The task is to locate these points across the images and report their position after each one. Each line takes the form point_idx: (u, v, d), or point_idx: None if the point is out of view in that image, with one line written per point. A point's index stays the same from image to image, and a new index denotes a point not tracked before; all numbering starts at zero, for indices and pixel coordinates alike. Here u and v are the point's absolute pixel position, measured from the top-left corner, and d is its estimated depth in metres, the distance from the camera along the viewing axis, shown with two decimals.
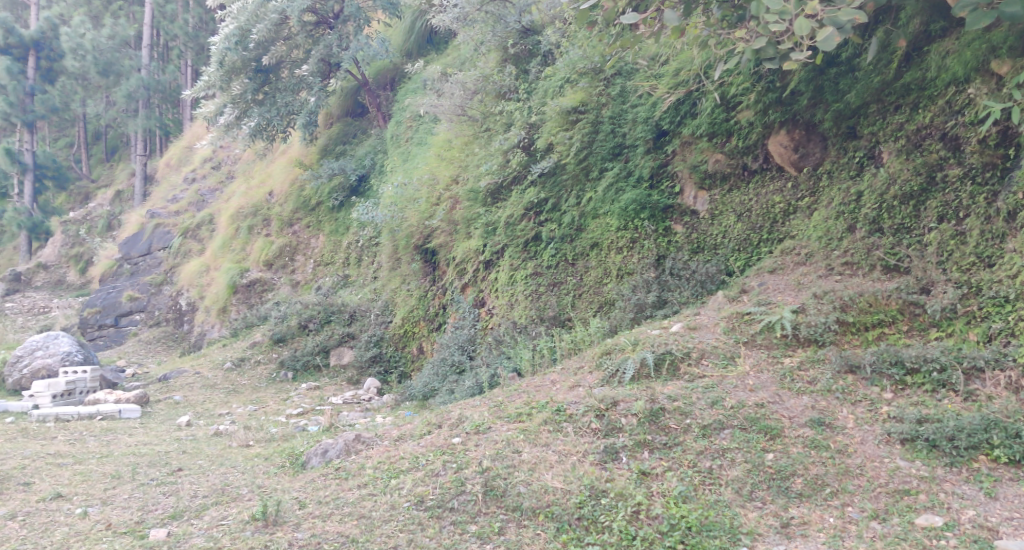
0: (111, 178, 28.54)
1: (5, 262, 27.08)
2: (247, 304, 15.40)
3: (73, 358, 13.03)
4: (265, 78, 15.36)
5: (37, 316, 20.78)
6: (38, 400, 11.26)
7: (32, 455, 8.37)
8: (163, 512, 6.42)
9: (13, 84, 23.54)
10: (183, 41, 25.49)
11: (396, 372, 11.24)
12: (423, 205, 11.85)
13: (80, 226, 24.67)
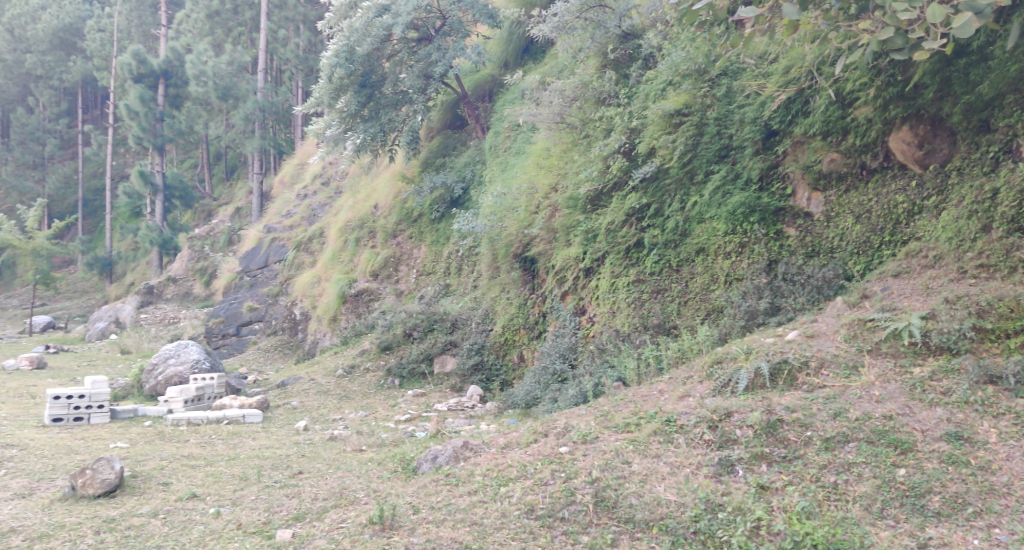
0: (231, 196, 29.71)
1: (137, 276, 28.73)
2: (356, 314, 15.72)
3: (201, 366, 13.64)
4: (370, 93, 15.62)
5: (166, 325, 21.91)
6: (172, 405, 11.85)
7: (168, 457, 8.75)
8: (288, 513, 6.60)
9: (145, 112, 25.49)
10: (294, 63, 26.35)
11: (498, 380, 11.28)
12: (522, 213, 11.89)
13: (204, 241, 25.68)
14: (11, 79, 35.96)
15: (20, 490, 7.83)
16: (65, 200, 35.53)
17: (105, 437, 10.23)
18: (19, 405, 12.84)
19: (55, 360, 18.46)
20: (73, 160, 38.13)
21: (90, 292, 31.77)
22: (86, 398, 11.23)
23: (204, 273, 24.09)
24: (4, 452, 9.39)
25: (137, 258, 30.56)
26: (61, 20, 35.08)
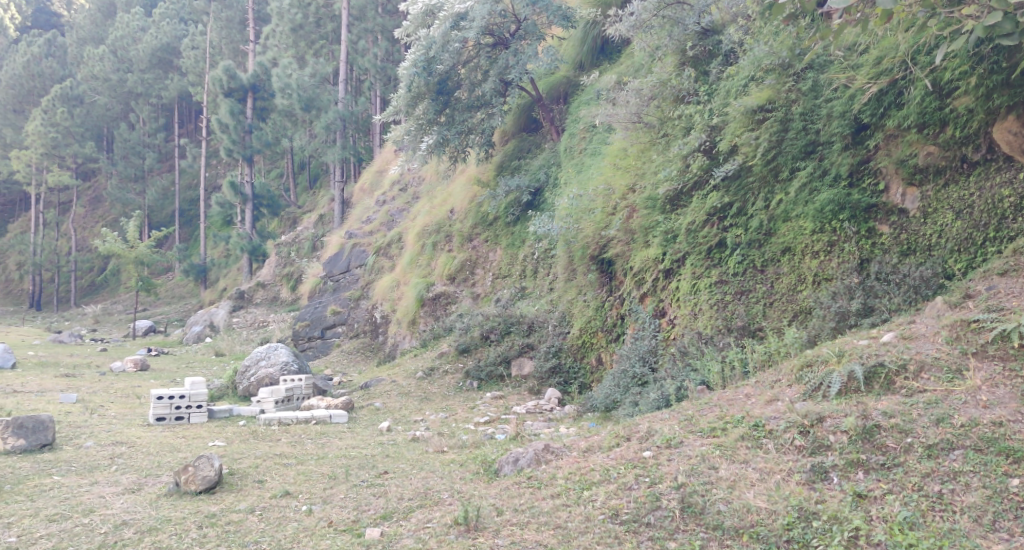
0: (314, 203, 30.35)
1: (229, 282, 29.70)
2: (434, 316, 15.81)
3: (291, 367, 13.92)
4: (446, 99, 15.83)
5: (256, 329, 22.55)
6: (263, 405, 12.22)
7: (262, 455, 9.09)
8: (375, 512, 6.84)
9: (235, 124, 26.85)
10: (373, 73, 26.76)
11: (576, 383, 11.20)
12: (599, 215, 11.72)
13: (290, 248, 26.40)
14: (114, 96, 37.42)
15: (128, 485, 8.28)
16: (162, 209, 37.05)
17: (203, 436, 10.65)
18: (123, 404, 13.44)
19: (155, 362, 19.28)
20: (169, 173, 39.79)
21: (185, 298, 33.02)
22: (186, 398, 11.75)
23: (291, 278, 24.70)
24: (113, 450, 9.89)
25: (228, 264, 31.63)
26: (160, 40, 36.72)
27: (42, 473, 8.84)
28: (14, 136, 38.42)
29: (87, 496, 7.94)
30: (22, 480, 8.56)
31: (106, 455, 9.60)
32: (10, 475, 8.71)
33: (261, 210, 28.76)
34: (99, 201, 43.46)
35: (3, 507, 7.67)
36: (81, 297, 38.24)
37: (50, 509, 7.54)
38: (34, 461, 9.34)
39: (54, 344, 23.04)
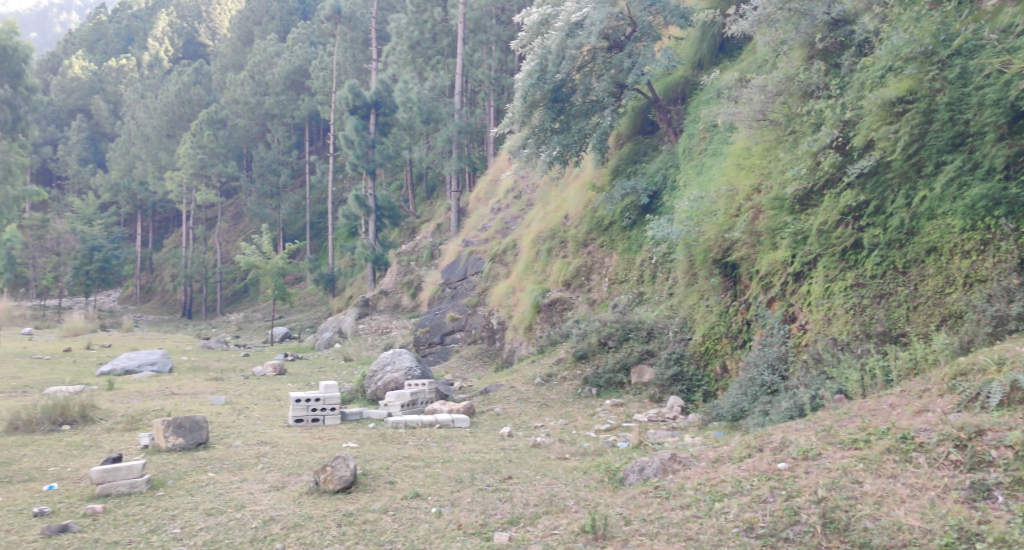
0: (432, 212, 30.86)
1: (355, 290, 30.64)
2: (550, 323, 15.70)
3: (415, 373, 14.22)
4: (561, 107, 15.91)
5: (379, 335, 23.17)
6: (390, 409, 12.63)
7: (392, 457, 9.80)
8: (503, 517, 7.40)
9: (360, 140, 27.89)
10: (487, 84, 26.94)
11: (699, 391, 10.87)
12: (721, 217, 11.38)
13: (409, 256, 26.92)
14: (253, 118, 39.96)
15: (274, 482, 9.05)
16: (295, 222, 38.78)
17: (337, 437, 11.22)
18: (266, 406, 14.06)
19: (292, 366, 20.09)
20: (300, 188, 41.50)
21: (316, 306, 34.28)
22: (321, 401, 12.26)
23: (411, 286, 25.19)
24: (258, 449, 10.63)
25: (354, 273, 32.63)
26: (293, 63, 38.50)
27: (199, 469, 9.69)
28: (167, 158, 40.98)
29: (238, 492, 8.73)
30: (182, 475, 9.41)
31: (252, 455, 10.34)
32: (172, 471, 9.61)
33: (383, 220, 29.58)
34: (240, 217, 46.17)
35: (168, 501, 8.52)
36: (227, 305, 40.44)
37: (208, 504, 8.35)
38: (192, 458, 10.19)
39: (203, 349, 24.33)
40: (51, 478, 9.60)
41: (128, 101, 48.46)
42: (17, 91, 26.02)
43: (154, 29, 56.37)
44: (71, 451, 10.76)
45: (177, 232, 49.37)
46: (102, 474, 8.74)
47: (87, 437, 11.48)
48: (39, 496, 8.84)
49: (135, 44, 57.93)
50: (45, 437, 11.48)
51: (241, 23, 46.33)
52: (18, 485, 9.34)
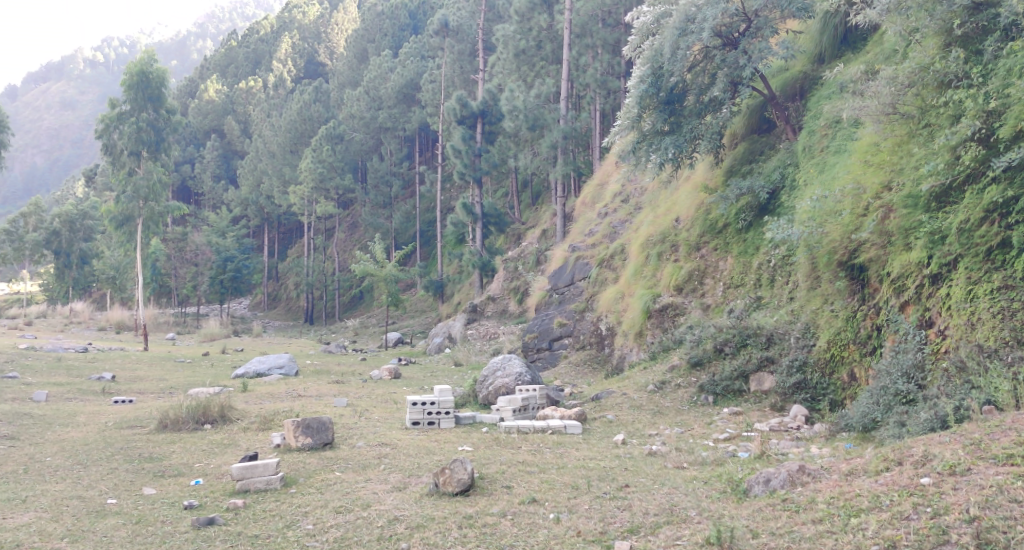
0: (537, 218, 30.82)
1: (464, 296, 30.96)
2: (662, 328, 15.35)
3: (525, 378, 14.20)
4: (672, 109, 15.61)
5: (488, 341, 23.31)
6: (503, 413, 12.66)
7: (507, 461, 9.77)
8: (623, 526, 7.30)
9: (466, 149, 28.26)
10: (593, 88, 26.58)
11: (825, 400, 10.33)
12: (847, 217, 10.84)
13: (516, 262, 26.99)
14: (368, 132, 41.01)
15: (396, 483, 9.28)
16: (406, 231, 39.56)
17: (453, 440, 11.37)
18: (385, 409, 14.28)
19: (406, 371, 20.40)
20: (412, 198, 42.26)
21: (427, 311, 34.85)
22: (437, 404, 12.40)
23: (518, 291, 25.27)
24: (379, 450, 10.86)
25: (462, 279, 32.94)
26: (405, 77, 39.42)
27: (326, 468, 10.04)
28: (290, 173, 42.59)
29: (363, 491, 9.01)
30: (312, 474, 9.81)
31: (375, 455, 10.60)
32: (302, 469, 10.02)
33: (491, 227, 29.74)
34: (355, 227, 47.54)
35: (300, 497, 8.94)
36: (344, 310, 41.66)
37: (336, 502, 8.69)
38: (319, 457, 10.54)
39: (325, 353, 25.20)
40: (197, 473, 10.17)
41: (256, 120, 50.74)
42: (158, 114, 27.40)
43: (278, 51, 58.66)
44: (213, 449, 11.25)
45: (299, 243, 51.34)
46: (242, 471, 9.35)
47: (226, 436, 11.95)
48: (188, 490, 9.47)
49: (262, 65, 60.48)
50: (189, 435, 12.04)
51: (356, 41, 47.50)
52: (168, 479, 9.95)
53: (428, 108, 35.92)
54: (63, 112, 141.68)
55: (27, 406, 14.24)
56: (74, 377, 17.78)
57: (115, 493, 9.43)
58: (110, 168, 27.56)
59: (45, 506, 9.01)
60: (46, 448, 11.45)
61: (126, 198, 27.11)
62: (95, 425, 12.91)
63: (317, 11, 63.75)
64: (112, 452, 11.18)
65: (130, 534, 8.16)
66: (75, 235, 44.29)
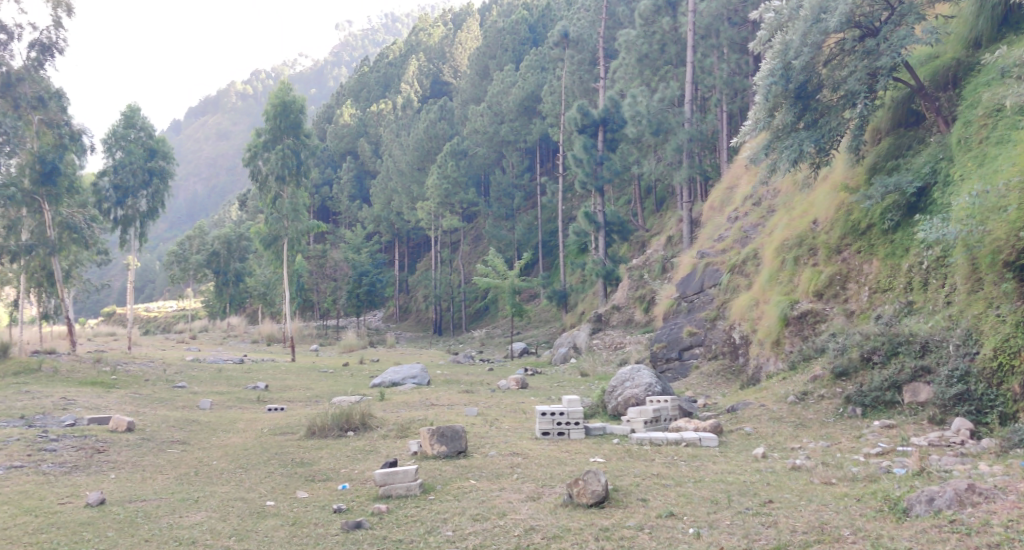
0: (663, 224, 30.18)
1: (588, 305, 30.63)
2: (801, 337, 14.59)
3: (655, 388, 13.81)
4: (807, 106, 14.89)
5: (615, 351, 22.94)
6: (634, 425, 12.33)
7: (641, 474, 9.41)
8: (769, 544, 6.96)
9: (588, 157, 28.05)
10: (719, 89, 25.74)
11: (994, 413, 9.48)
12: (1014, 214, 10.09)
13: (642, 270, 26.45)
14: (491, 146, 41.81)
15: (531, 492, 9.14)
16: (529, 241, 39.63)
17: (584, 451, 11.14)
18: (515, 418, 14.20)
19: (534, 380, 20.33)
20: (535, 209, 42.43)
21: (551, 321, 34.77)
22: (566, 414, 12.21)
23: (645, 300, 24.80)
24: (512, 459, 10.76)
25: (586, 288, 32.65)
26: (526, 90, 39.43)
27: (462, 476, 10.01)
28: (417, 191, 43.73)
29: (499, 499, 8.93)
30: (449, 481, 9.81)
31: (508, 464, 10.51)
32: (439, 476, 10.04)
33: (614, 236, 29.30)
34: (480, 239, 48.20)
35: (440, 504, 8.94)
36: (470, 322, 42.18)
37: (473, 509, 8.63)
38: (455, 465, 10.53)
39: (454, 364, 25.50)
40: (344, 477, 10.38)
41: (386, 140, 52.24)
42: (298, 140, 28.47)
43: (406, 73, 60.25)
44: (356, 455, 11.45)
45: (428, 256, 52.42)
46: (384, 477, 9.46)
47: (368, 443, 12.15)
48: (337, 494, 9.68)
49: (391, 88, 62.23)
50: (335, 442, 12.34)
51: (478, 59, 48.20)
52: (319, 483, 10.20)
53: (549, 118, 35.72)
54: (217, 140, 151.11)
55: (193, 413, 15.04)
56: (232, 386, 18.70)
57: (274, 496, 9.75)
58: (258, 193, 28.97)
59: (214, 506, 9.40)
60: (212, 453, 11.99)
61: (273, 219, 28.48)
62: (253, 431, 13.46)
63: (442, 32, 65.16)
64: (269, 457, 11.57)
65: (289, 535, 8.41)
66: (231, 255, 46.99)
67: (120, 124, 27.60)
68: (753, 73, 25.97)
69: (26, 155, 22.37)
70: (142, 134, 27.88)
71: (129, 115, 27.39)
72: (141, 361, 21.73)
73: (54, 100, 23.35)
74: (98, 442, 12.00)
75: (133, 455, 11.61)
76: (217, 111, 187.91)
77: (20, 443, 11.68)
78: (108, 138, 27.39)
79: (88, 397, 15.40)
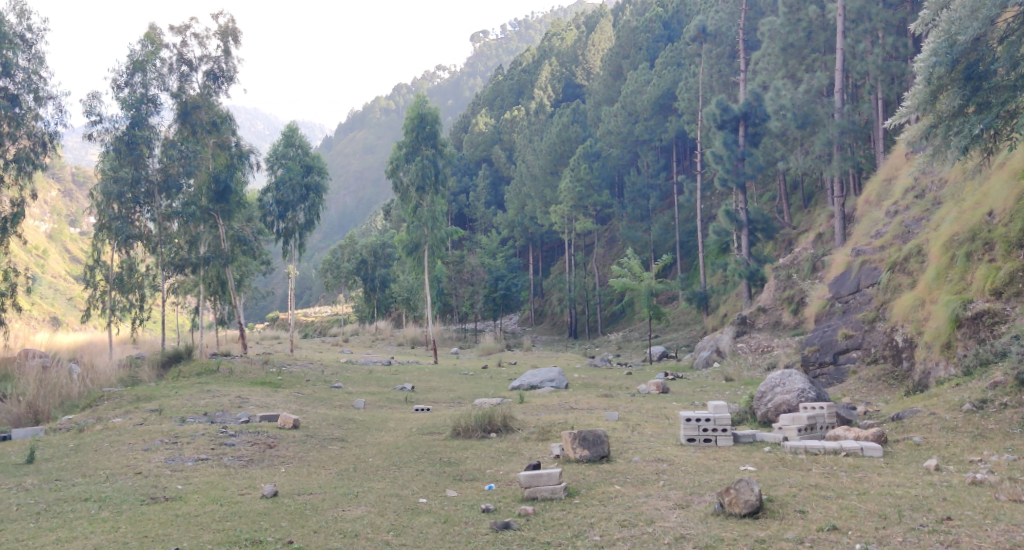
0: (811, 221, 28.69)
1: (730, 307, 29.56)
2: (976, 340, 13.37)
3: (809, 394, 12.94)
4: (979, 87, 13.66)
5: (761, 355, 21.95)
6: (786, 433, 11.60)
7: (797, 484, 9.18)
8: None
9: (728, 154, 27.17)
10: (873, 75, 24.17)
11: None
12: None
13: (789, 270, 25.20)
14: (624, 147, 41.47)
15: (678, 500, 9.02)
16: (666, 242, 38.68)
17: (733, 459, 10.59)
18: (658, 424, 13.71)
19: (675, 385, 19.71)
20: (672, 208, 41.47)
21: (691, 324, 33.80)
22: (713, 421, 11.61)
23: (794, 301, 23.62)
24: (657, 465, 10.37)
25: (728, 289, 31.52)
26: (660, 88, 38.38)
27: (606, 481, 9.77)
28: (551, 195, 43.70)
29: (645, 506, 8.89)
30: (593, 485, 9.62)
31: (653, 470, 10.16)
32: (583, 480, 9.83)
33: (758, 234, 28.12)
34: (614, 241, 47.59)
35: (585, 508, 8.90)
36: (607, 325, 41.67)
37: (620, 515, 8.65)
38: (598, 470, 10.24)
39: (592, 368, 25.14)
40: (490, 478, 10.29)
41: (520, 146, 52.54)
42: (435, 150, 28.88)
43: (539, 79, 60.47)
44: (500, 456, 11.34)
45: (562, 259, 52.23)
46: (529, 479, 9.41)
47: (510, 444, 12.03)
48: (483, 494, 9.64)
49: (524, 95, 62.60)
50: (478, 443, 12.27)
51: (611, 59, 47.92)
52: (466, 483, 10.15)
53: (686, 116, 34.74)
54: (363, 153, 156.93)
55: (349, 412, 15.45)
56: (383, 387, 19.13)
57: (425, 493, 9.76)
58: (400, 204, 29.61)
59: (372, 501, 9.50)
60: (367, 450, 12.20)
61: (414, 227, 29.01)
62: (403, 430, 13.64)
63: (575, 35, 64.97)
64: (418, 455, 11.65)
65: (441, 533, 8.48)
66: (378, 261, 48.58)
67: (280, 144, 29.24)
68: (911, 57, 24.23)
69: (203, 176, 23.76)
70: (300, 152, 29.35)
71: (287, 135, 29.03)
72: (301, 362, 22.67)
73: (226, 124, 24.76)
74: (269, 438, 12.48)
75: (300, 450, 11.98)
76: (360, 125, 195.44)
77: (204, 438, 12.24)
78: (269, 157, 29.03)
79: (258, 395, 16.12)
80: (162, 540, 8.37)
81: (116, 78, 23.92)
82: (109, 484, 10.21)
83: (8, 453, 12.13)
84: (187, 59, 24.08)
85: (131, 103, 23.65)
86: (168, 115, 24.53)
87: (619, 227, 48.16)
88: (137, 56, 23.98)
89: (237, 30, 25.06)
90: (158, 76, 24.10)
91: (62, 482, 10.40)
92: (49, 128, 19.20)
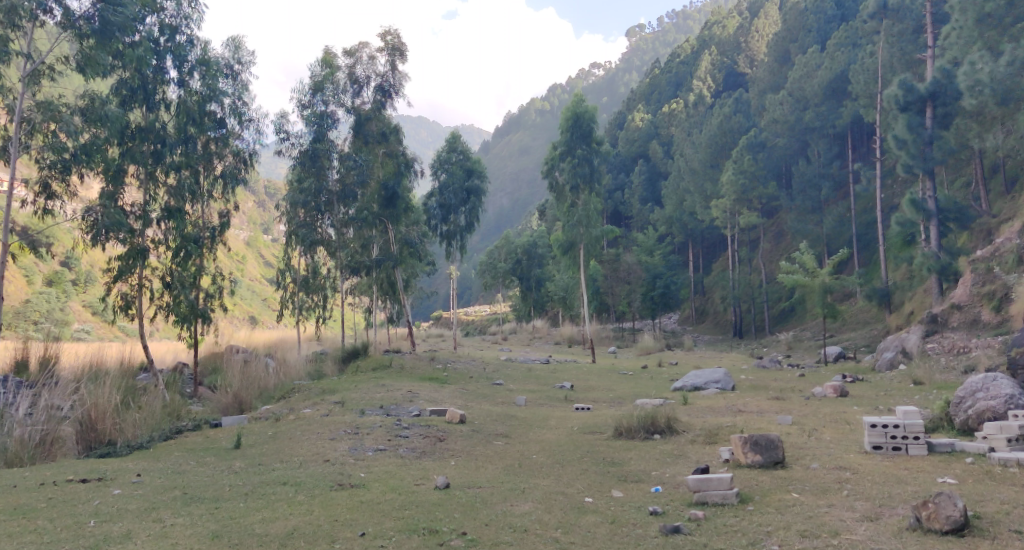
0: (1015, 208, 25.94)
1: (917, 304, 27.23)
2: None
3: (1019, 401, 11.41)
4: None
5: (957, 356, 19.98)
6: (994, 444, 10.09)
7: (1011, 501, 8.11)
8: None
9: (913, 138, 25.03)
10: None
11: None
12: None
13: (989, 263, 22.86)
14: (793, 135, 39.22)
15: (866, 511, 8.14)
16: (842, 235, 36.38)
17: (929, 469, 9.44)
18: (838, 429, 12.57)
19: (856, 388, 18.22)
20: (846, 199, 38.93)
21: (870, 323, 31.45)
22: (903, 428, 10.42)
23: (994, 297, 21.39)
24: (839, 474, 9.39)
25: (914, 285, 29.08)
26: (833, 71, 36.26)
27: (782, 488, 8.95)
28: (711, 189, 42.09)
29: (828, 516, 8.08)
30: (767, 492, 8.82)
31: (834, 479, 9.22)
32: (755, 486, 9.05)
33: (950, 224, 25.69)
34: (783, 236, 45.29)
35: (760, 516, 8.17)
36: (774, 323, 39.66)
37: (800, 525, 7.91)
38: (772, 477, 9.40)
39: (760, 368, 23.83)
40: (656, 480, 9.68)
41: (678, 140, 51.12)
42: (589, 148, 28.23)
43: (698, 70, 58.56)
44: (665, 458, 10.67)
45: (724, 256, 50.33)
46: (697, 483, 8.77)
47: (676, 447, 11.32)
48: (648, 496, 9.05)
49: (683, 87, 60.83)
50: (642, 444, 11.65)
51: (778, 44, 45.83)
52: (632, 483, 9.60)
53: (863, 100, 32.39)
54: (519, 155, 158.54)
55: (511, 409, 15.20)
56: (543, 385, 18.80)
57: (590, 493, 9.27)
58: (556, 203, 29.40)
59: (538, 498, 9.12)
60: (531, 447, 11.88)
61: (570, 226, 28.50)
62: (564, 429, 13.20)
63: (738, 23, 62.42)
64: (581, 454, 11.17)
65: (609, 533, 8.01)
66: (533, 261, 48.59)
67: (444, 149, 29.55)
68: None
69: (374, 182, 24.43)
70: (462, 157, 29.52)
71: (451, 139, 29.28)
72: (466, 360, 22.75)
73: (396, 134, 25.37)
74: (438, 432, 12.39)
75: (466, 445, 11.80)
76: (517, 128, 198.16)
77: (381, 430, 12.33)
78: (433, 162, 29.55)
79: (426, 391, 16.20)
80: (350, 525, 8.35)
81: (300, 99, 24.78)
82: (303, 470, 10.41)
83: (218, 439, 12.72)
84: (359, 78, 24.54)
85: (313, 120, 24.37)
86: (344, 127, 25.16)
87: (785, 222, 45.77)
88: (317, 77, 24.86)
89: (404, 46, 25.57)
90: (334, 94, 24.71)
91: (264, 466, 10.72)
92: (248, 148, 20.20)
